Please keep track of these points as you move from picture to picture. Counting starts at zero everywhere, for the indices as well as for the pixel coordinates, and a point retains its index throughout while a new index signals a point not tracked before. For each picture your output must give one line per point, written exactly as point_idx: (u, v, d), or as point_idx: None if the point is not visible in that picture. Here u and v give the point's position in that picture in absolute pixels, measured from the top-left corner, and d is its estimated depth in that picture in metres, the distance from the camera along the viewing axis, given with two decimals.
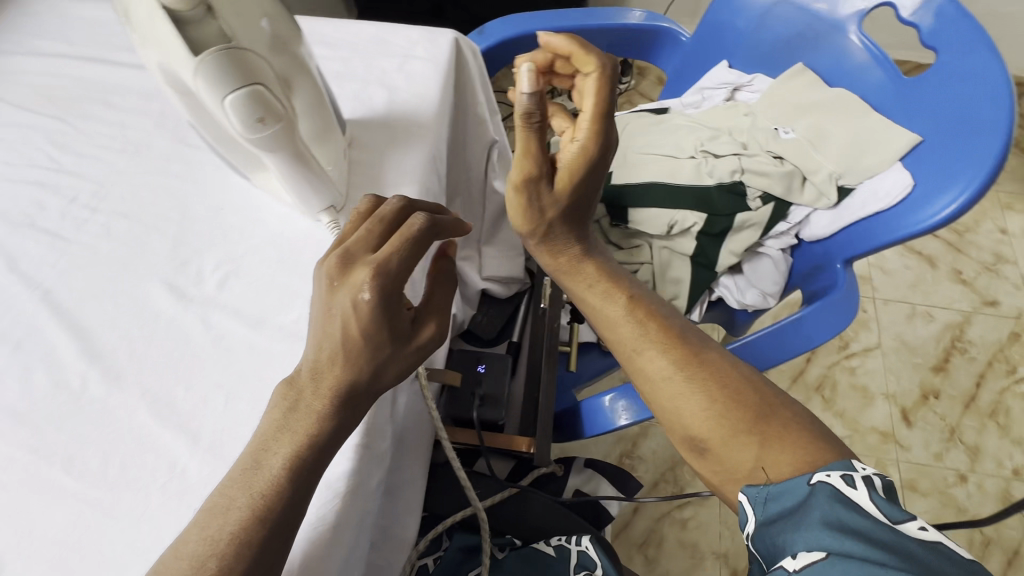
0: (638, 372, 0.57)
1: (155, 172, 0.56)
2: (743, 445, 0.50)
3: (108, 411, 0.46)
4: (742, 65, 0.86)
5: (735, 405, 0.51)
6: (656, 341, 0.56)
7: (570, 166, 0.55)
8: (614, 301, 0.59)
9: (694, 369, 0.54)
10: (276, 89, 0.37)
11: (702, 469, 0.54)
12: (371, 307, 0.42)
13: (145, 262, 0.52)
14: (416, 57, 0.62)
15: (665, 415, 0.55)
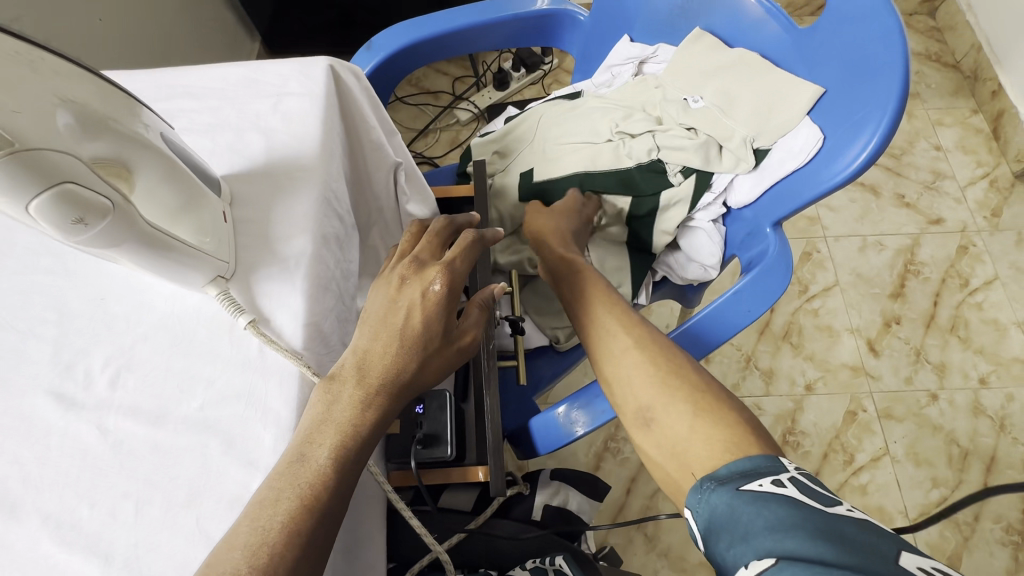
0: (598, 345, 0.60)
1: (23, 272, 0.51)
2: (680, 411, 0.51)
3: (7, 548, 0.42)
4: (643, 38, 0.84)
5: (678, 379, 0.54)
6: (623, 318, 0.61)
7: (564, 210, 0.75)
8: (595, 284, 0.66)
9: (650, 348, 0.58)
10: (91, 179, 0.35)
11: (645, 446, 0.53)
12: (437, 295, 0.50)
13: (27, 373, 0.47)
14: (289, 94, 0.58)
15: (613, 386, 0.57)
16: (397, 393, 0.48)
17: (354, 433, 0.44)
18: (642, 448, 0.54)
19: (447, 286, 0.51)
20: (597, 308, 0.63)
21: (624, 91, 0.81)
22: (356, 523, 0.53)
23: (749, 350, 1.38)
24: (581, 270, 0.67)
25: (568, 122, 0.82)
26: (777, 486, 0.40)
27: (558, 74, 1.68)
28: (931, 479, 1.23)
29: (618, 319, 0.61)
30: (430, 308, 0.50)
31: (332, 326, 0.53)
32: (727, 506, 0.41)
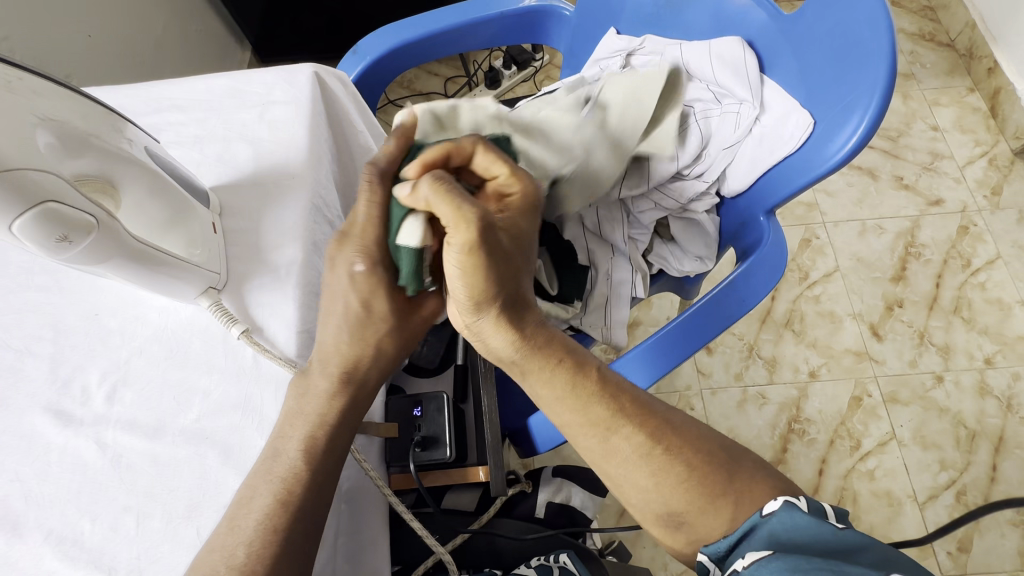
0: (602, 454, 0.49)
1: (18, 291, 0.52)
2: (723, 515, 0.45)
3: (12, 565, 0.42)
4: (629, 31, 0.82)
5: (711, 472, 0.47)
6: (626, 413, 0.48)
7: (509, 231, 0.48)
8: (575, 382, 0.49)
9: (673, 444, 0.48)
10: (74, 197, 0.35)
11: (671, 541, 0.48)
12: (366, 274, 0.47)
13: (25, 392, 0.48)
14: (275, 102, 0.58)
15: (634, 497, 0.48)
16: (358, 391, 0.49)
17: (321, 424, 0.46)
18: (667, 542, 0.49)
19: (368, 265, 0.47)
20: (592, 410, 0.48)
21: None
22: (357, 528, 0.54)
23: (752, 339, 1.37)
24: (557, 360, 0.49)
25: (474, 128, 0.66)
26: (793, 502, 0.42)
27: (550, 69, 1.68)
28: (938, 462, 1.23)
29: (621, 419, 0.48)
30: (361, 287, 0.47)
31: (303, 314, 0.49)
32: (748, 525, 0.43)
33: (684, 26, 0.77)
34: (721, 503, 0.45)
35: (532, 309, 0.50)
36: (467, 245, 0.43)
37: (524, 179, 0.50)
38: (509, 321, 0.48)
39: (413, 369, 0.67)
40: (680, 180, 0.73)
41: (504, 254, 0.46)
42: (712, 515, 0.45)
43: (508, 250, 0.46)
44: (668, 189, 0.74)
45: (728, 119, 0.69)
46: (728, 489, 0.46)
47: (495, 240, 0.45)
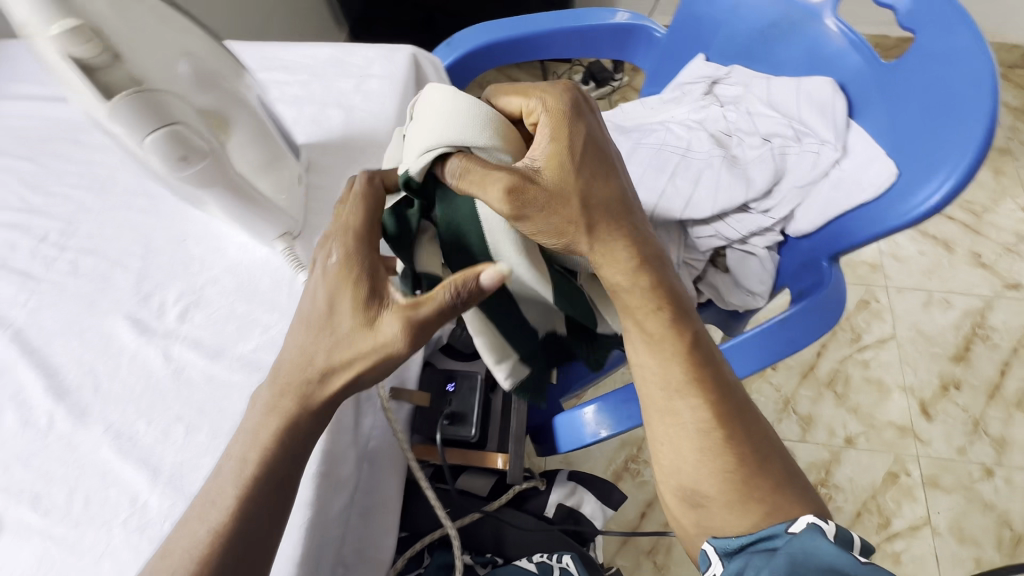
0: (666, 413, 0.49)
1: (119, 208, 0.57)
2: (753, 511, 0.46)
3: (73, 447, 0.47)
4: (719, 58, 0.83)
5: (755, 476, 0.47)
6: (705, 381, 0.49)
7: (554, 159, 0.48)
8: (669, 336, 0.49)
9: (732, 426, 0.48)
10: (195, 125, 0.39)
11: (684, 519, 0.50)
12: (332, 267, 0.45)
13: (110, 297, 0.53)
14: (372, 76, 0.62)
15: (667, 459, 0.50)
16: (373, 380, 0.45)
17: None
18: (675, 512, 0.51)
19: (342, 258, 0.45)
20: (671, 366, 0.49)
21: (699, 111, 0.79)
22: (375, 486, 0.55)
23: (789, 392, 1.33)
24: (647, 320, 0.49)
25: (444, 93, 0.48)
26: (813, 526, 0.43)
27: (627, 91, 1.70)
28: (974, 560, 1.14)
29: (700, 384, 0.48)
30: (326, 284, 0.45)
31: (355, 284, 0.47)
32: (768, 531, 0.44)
33: (775, 64, 0.77)
34: (750, 506, 0.46)
35: (617, 255, 0.49)
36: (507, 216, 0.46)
37: (547, 94, 0.50)
38: (595, 256, 0.49)
39: (448, 349, 0.68)
40: (744, 212, 0.73)
41: (555, 193, 0.47)
42: (738, 515, 0.46)
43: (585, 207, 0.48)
44: (731, 218, 0.74)
45: (806, 159, 0.69)
46: (761, 499, 0.46)
47: (537, 191, 0.46)
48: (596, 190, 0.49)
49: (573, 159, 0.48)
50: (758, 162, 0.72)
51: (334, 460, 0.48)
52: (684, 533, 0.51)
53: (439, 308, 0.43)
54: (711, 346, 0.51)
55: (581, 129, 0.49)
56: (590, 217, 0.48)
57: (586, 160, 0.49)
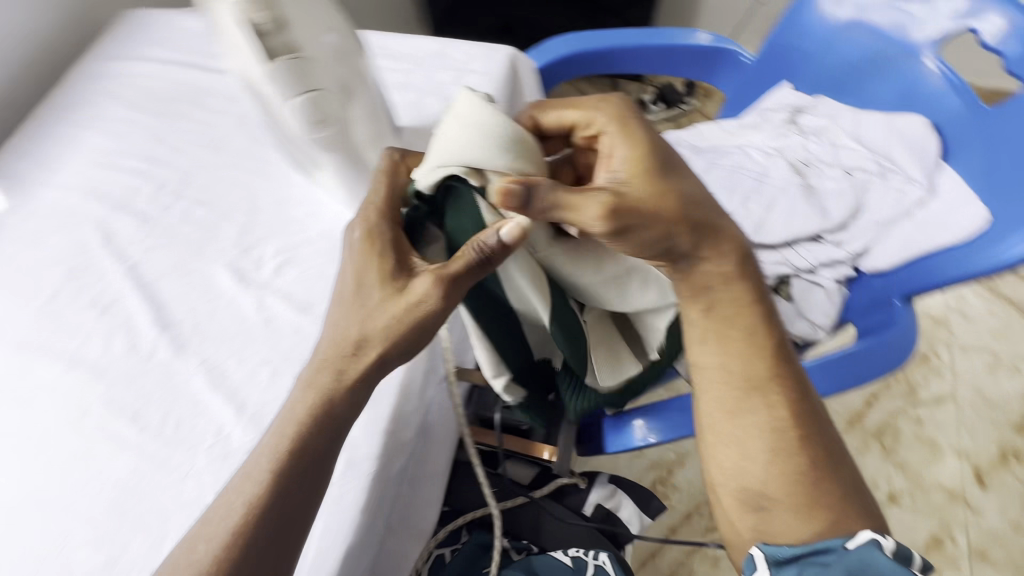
0: (736, 413, 0.50)
1: (231, 167, 0.63)
2: (820, 519, 0.46)
3: (170, 374, 0.51)
4: (807, 89, 0.83)
5: (824, 483, 0.47)
6: (783, 384, 0.49)
7: (635, 170, 0.47)
8: (754, 335, 0.50)
9: (806, 432, 0.48)
10: (332, 93, 0.43)
11: (741, 524, 0.50)
12: (357, 244, 0.46)
13: (215, 246, 0.58)
14: (472, 71, 0.66)
15: (732, 460, 0.50)
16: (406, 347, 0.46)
17: None
18: (730, 517, 0.51)
19: (366, 230, 0.46)
20: (751, 366, 0.49)
21: (778, 139, 0.79)
22: (426, 457, 0.57)
23: None
24: (731, 321, 0.50)
25: (469, 110, 0.43)
26: (874, 542, 0.42)
27: (695, 115, 1.68)
28: None
29: (778, 387, 0.49)
30: (354, 260, 0.47)
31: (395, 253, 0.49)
32: (825, 544, 0.43)
33: (866, 99, 0.77)
34: (815, 514, 0.46)
35: (707, 255, 0.49)
36: (605, 233, 0.44)
37: (598, 107, 0.49)
38: (695, 254, 0.48)
39: None
40: (816, 243, 0.73)
41: (648, 206, 0.46)
42: (801, 519, 0.46)
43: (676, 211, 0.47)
44: (800, 247, 0.73)
45: (889, 197, 0.70)
46: (828, 507, 0.46)
47: (633, 204, 0.45)
48: (679, 185, 0.48)
49: (649, 162, 0.47)
50: (836, 195, 0.72)
51: (399, 422, 0.50)
52: (733, 535, 0.51)
53: (470, 267, 0.43)
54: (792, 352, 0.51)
55: (645, 137, 0.48)
56: (682, 225, 0.47)
57: (659, 157, 0.48)
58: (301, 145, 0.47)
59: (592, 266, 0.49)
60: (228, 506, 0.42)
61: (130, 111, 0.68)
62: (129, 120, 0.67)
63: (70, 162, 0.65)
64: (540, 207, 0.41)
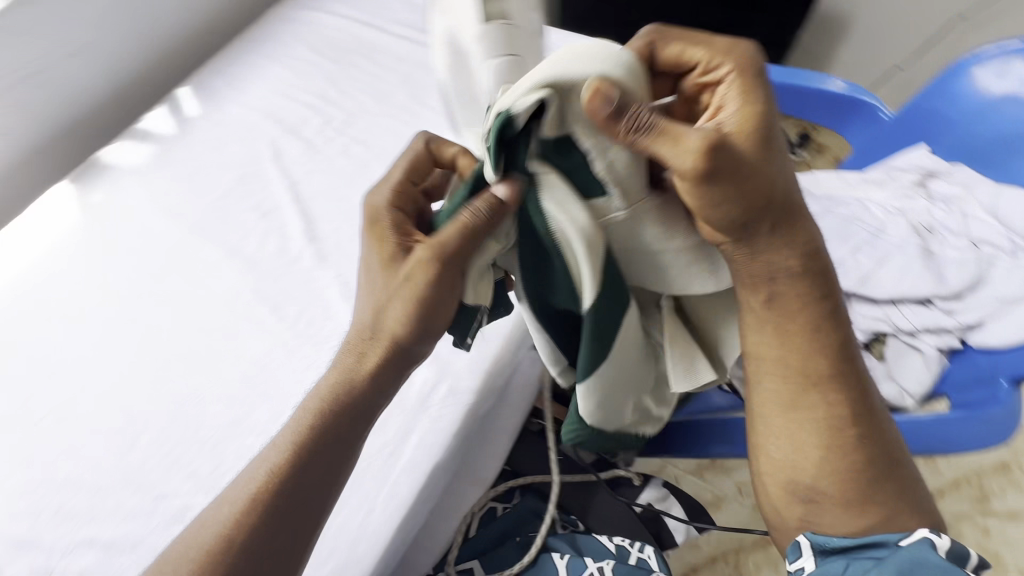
0: (789, 407, 0.43)
1: (390, 117, 0.70)
2: (870, 514, 0.41)
3: (310, 279, 0.58)
4: (943, 153, 0.83)
5: (881, 480, 0.41)
6: (844, 378, 0.42)
7: (745, 128, 0.36)
8: (819, 323, 0.41)
9: (868, 431, 0.42)
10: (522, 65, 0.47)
11: (783, 512, 0.45)
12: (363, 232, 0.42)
13: (365, 181, 0.65)
14: None
15: (779, 452, 0.44)
16: (409, 329, 0.39)
17: None
18: (772, 504, 0.46)
19: (370, 213, 0.42)
20: (813, 359, 0.42)
21: (902, 199, 0.78)
22: (497, 411, 0.62)
23: None
24: (802, 307, 0.41)
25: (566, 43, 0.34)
26: (934, 540, 0.37)
27: None
28: None
29: (839, 383, 0.42)
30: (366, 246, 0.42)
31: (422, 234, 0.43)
32: (873, 536, 0.39)
33: (1007, 173, 0.77)
34: (868, 508, 0.41)
35: (793, 217, 0.39)
36: (694, 179, 0.34)
37: (729, 49, 0.38)
38: (781, 224, 0.39)
39: None
40: (924, 306, 0.71)
41: (750, 171, 0.35)
42: (852, 514, 0.41)
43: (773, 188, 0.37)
44: (904, 308, 0.72)
45: (1017, 276, 0.69)
46: (882, 502, 0.41)
47: (734, 156, 0.34)
48: (783, 159, 0.38)
49: (764, 121, 0.36)
50: (956, 264, 0.71)
51: (498, 369, 0.54)
52: (773, 519, 0.46)
53: (472, 222, 0.35)
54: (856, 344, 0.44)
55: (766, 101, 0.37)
56: (772, 205, 0.37)
57: (776, 125, 0.37)
58: (468, 111, 0.49)
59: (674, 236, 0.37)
60: (240, 491, 0.40)
61: (313, 53, 0.77)
62: (310, 60, 0.77)
63: (256, 86, 0.75)
64: (633, 123, 0.33)
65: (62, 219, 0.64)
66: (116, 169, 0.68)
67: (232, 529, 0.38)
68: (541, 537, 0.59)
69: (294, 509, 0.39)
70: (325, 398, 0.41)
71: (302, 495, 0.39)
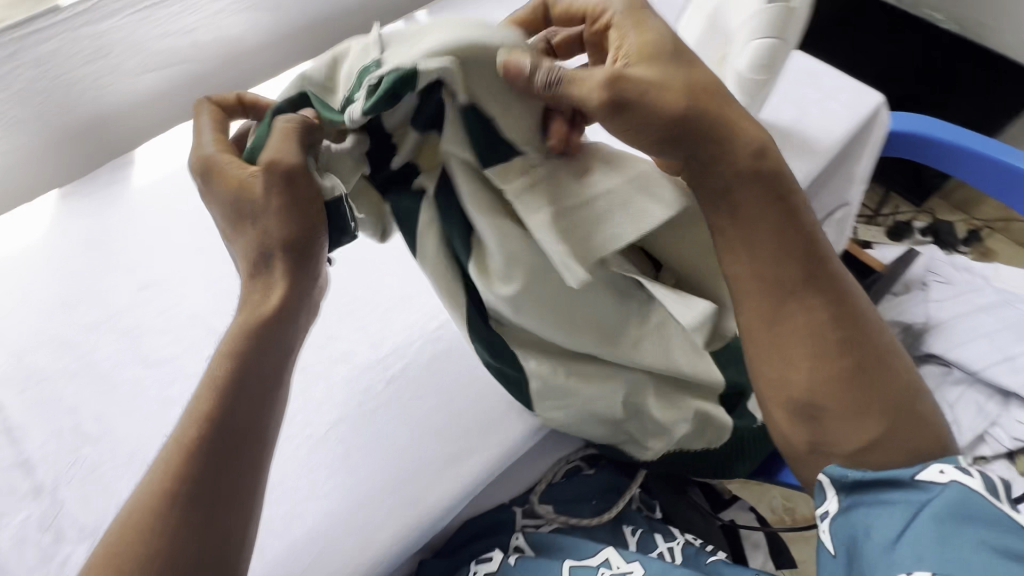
0: (771, 327, 0.43)
1: None
2: (870, 428, 0.42)
3: None
4: None
5: (873, 380, 0.42)
6: (816, 282, 0.43)
7: (646, 49, 0.41)
8: (786, 225, 0.42)
9: (852, 339, 0.42)
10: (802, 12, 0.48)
11: (791, 436, 0.44)
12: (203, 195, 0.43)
13: None
14: (836, 100, 0.70)
15: (770, 370, 0.43)
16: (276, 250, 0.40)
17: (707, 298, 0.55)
18: (778, 431, 0.45)
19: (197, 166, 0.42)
20: (788, 265, 0.42)
21: None
22: None
23: None
24: (773, 198, 0.42)
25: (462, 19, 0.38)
26: (952, 475, 0.40)
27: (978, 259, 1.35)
28: None
29: (816, 288, 0.42)
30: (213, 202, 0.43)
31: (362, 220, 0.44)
32: (891, 471, 0.41)
33: None
34: (869, 417, 0.42)
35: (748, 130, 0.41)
36: (604, 110, 0.39)
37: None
38: (740, 126, 0.41)
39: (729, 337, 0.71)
40: None
41: (656, 94, 0.39)
42: (856, 427, 0.42)
43: (701, 109, 0.40)
44: None
45: None
46: (882, 410, 0.42)
47: (637, 87, 0.39)
48: (701, 77, 0.42)
49: (660, 61, 0.41)
50: None
51: None
52: (792, 457, 0.45)
53: (292, 133, 0.38)
54: (829, 244, 0.44)
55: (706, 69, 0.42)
56: (695, 114, 0.40)
57: (673, 59, 0.41)
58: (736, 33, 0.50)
59: (631, 176, 0.40)
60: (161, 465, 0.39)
61: None
62: None
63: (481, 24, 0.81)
64: (549, 80, 0.37)
65: None
66: None
67: (166, 488, 0.37)
68: (620, 503, 0.60)
69: (222, 480, 0.38)
70: (212, 376, 0.40)
71: (224, 461, 0.38)
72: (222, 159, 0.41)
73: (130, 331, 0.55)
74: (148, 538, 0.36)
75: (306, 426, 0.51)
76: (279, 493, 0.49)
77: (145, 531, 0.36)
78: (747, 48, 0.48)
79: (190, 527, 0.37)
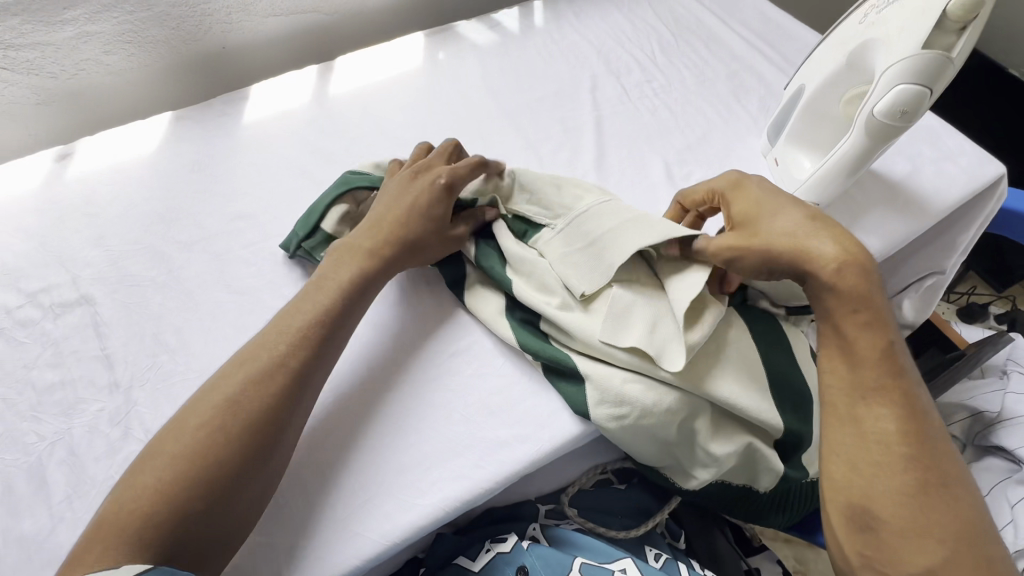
0: (838, 425, 0.43)
1: (704, 101, 0.72)
2: (932, 554, 0.38)
3: None
4: None
5: (946, 510, 0.39)
6: (894, 392, 0.42)
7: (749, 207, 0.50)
8: (868, 334, 0.43)
9: (923, 458, 0.40)
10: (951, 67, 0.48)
11: (842, 541, 0.41)
12: (427, 181, 0.55)
13: (662, 143, 0.68)
14: (952, 163, 0.66)
15: (831, 467, 0.42)
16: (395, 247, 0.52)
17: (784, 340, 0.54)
18: (830, 533, 0.42)
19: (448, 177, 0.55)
20: (861, 369, 0.43)
21: None
22: None
23: None
24: (854, 306, 0.43)
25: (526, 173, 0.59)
26: None
27: None
28: None
29: (890, 395, 0.42)
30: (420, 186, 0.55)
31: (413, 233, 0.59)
32: None
33: None
34: (928, 542, 0.38)
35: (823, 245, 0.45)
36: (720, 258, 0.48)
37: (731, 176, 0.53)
38: (833, 246, 0.44)
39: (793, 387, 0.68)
40: None
41: (768, 243, 0.46)
42: (913, 548, 0.38)
43: (794, 243, 0.45)
44: None
45: None
46: (949, 541, 0.38)
47: (746, 242, 0.47)
48: (793, 213, 0.47)
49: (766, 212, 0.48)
50: None
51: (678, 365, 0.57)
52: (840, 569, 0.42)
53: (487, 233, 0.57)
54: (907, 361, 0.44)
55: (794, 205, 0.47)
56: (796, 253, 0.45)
57: (778, 208, 0.48)
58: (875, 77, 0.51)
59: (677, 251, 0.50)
60: (227, 385, 0.42)
61: (657, 20, 0.82)
62: (652, 25, 0.81)
63: (597, 25, 0.81)
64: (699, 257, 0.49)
65: (409, 61, 0.75)
66: (463, 42, 0.78)
67: (222, 423, 0.40)
68: (652, 521, 0.58)
69: (263, 443, 0.41)
70: (283, 350, 0.44)
71: (282, 410, 0.42)
72: (459, 184, 0.55)
73: (220, 255, 0.58)
74: (193, 443, 0.39)
75: (363, 381, 0.52)
76: (315, 447, 0.48)
77: (184, 459, 0.39)
78: (888, 91, 0.49)
79: (233, 446, 0.40)
